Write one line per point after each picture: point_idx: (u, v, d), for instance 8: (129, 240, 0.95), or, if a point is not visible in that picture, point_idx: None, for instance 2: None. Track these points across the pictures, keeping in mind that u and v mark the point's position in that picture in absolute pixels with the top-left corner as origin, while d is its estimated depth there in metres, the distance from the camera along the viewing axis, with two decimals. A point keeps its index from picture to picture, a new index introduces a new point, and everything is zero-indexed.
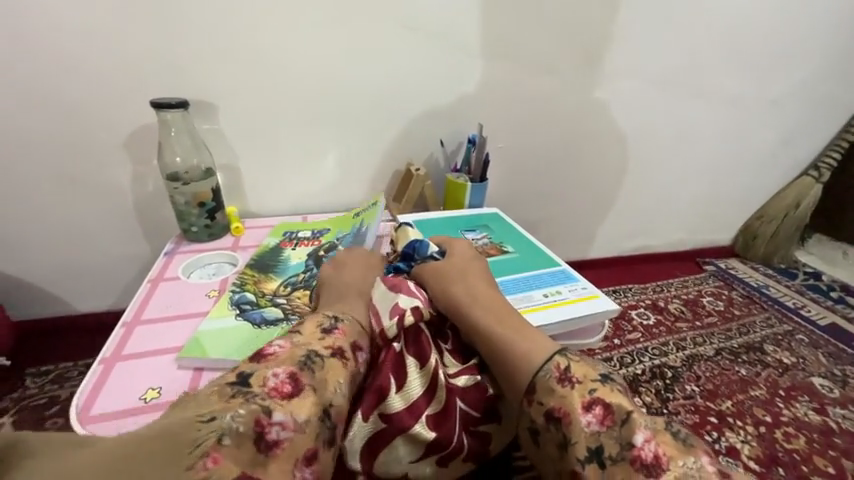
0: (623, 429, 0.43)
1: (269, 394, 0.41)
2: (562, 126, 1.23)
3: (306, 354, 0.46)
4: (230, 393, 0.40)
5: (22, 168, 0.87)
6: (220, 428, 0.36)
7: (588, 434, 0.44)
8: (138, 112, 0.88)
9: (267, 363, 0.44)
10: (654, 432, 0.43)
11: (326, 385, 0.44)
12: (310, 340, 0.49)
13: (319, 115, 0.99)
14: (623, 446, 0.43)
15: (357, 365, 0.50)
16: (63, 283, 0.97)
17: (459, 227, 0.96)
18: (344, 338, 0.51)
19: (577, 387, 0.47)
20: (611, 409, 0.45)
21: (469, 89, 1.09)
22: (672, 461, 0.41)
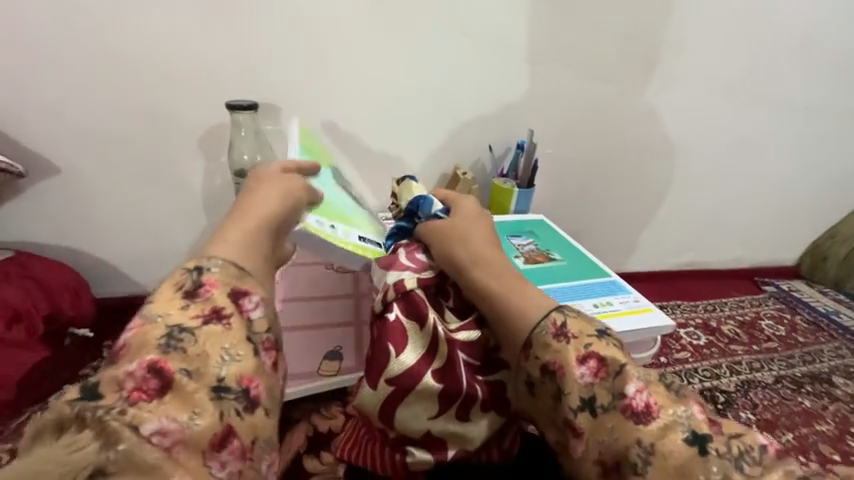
0: (617, 381, 0.48)
1: (135, 396, 0.36)
2: (615, 133, 1.20)
3: (164, 338, 0.40)
4: (82, 409, 0.34)
5: (111, 159, 0.96)
6: (89, 450, 0.32)
7: (583, 386, 0.49)
8: (212, 112, 0.96)
9: (120, 363, 0.39)
10: (646, 384, 0.48)
11: (205, 359, 0.41)
12: (171, 313, 0.43)
13: (373, 118, 1.03)
14: (615, 396, 0.47)
15: (246, 313, 0.46)
16: (132, 267, 1.05)
17: (504, 232, 0.96)
18: (217, 294, 0.45)
19: (576, 345, 0.51)
20: (607, 365, 0.49)
21: (520, 95, 1.09)
22: (662, 409, 0.46)
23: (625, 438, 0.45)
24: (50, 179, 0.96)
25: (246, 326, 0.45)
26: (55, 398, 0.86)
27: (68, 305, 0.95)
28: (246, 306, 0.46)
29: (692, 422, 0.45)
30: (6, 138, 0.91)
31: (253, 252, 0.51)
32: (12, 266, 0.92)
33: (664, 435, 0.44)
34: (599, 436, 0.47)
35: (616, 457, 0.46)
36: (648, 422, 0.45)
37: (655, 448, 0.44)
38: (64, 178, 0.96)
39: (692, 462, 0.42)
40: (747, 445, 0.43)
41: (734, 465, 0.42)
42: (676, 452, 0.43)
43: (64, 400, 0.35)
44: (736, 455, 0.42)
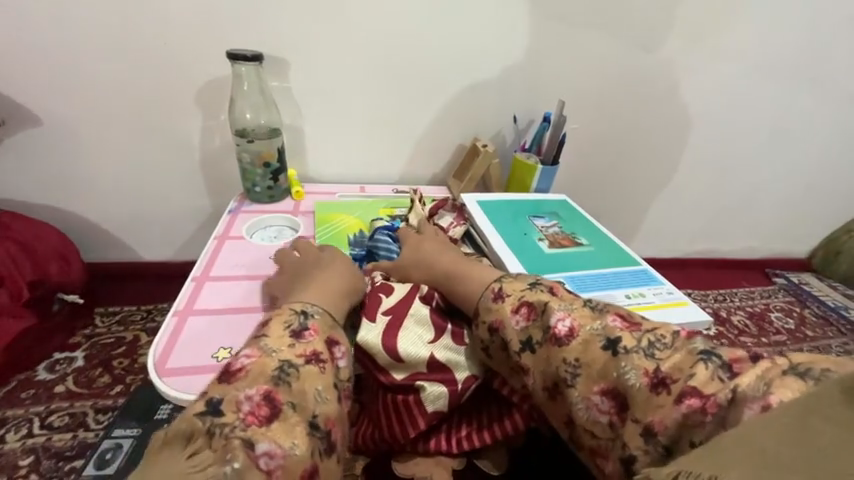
0: (544, 316, 0.49)
1: (248, 423, 0.39)
2: (645, 110, 1.12)
3: (277, 369, 0.43)
4: (206, 431, 0.37)
5: (97, 111, 0.87)
6: (208, 472, 0.34)
7: (517, 330, 0.50)
8: (211, 63, 0.86)
9: (238, 383, 0.41)
10: (569, 310, 0.49)
11: (305, 395, 0.43)
12: (280, 344, 0.46)
13: (389, 79, 0.95)
14: (544, 330, 0.48)
15: (337, 361, 0.48)
16: (123, 232, 0.98)
17: (526, 212, 0.90)
18: (317, 337, 0.48)
19: (508, 297, 0.52)
20: (533, 305, 0.50)
21: (549, 62, 1.00)
22: (582, 328, 0.47)
23: (555, 364, 0.47)
24: (30, 131, 0.87)
25: (334, 373, 0.47)
26: (46, 368, 0.86)
27: (55, 271, 0.88)
28: (337, 353, 0.49)
29: (608, 332, 0.46)
30: None
31: (333, 301, 0.54)
32: None
33: (586, 351, 0.46)
34: (540, 370, 0.48)
35: (554, 383, 0.47)
36: (571, 343, 0.47)
37: (581, 363, 0.45)
38: (47, 130, 0.87)
39: (607, 367, 0.44)
40: (660, 336, 0.44)
41: (645, 357, 0.43)
42: (596, 363, 0.45)
43: (194, 413, 0.38)
44: (649, 348, 0.43)
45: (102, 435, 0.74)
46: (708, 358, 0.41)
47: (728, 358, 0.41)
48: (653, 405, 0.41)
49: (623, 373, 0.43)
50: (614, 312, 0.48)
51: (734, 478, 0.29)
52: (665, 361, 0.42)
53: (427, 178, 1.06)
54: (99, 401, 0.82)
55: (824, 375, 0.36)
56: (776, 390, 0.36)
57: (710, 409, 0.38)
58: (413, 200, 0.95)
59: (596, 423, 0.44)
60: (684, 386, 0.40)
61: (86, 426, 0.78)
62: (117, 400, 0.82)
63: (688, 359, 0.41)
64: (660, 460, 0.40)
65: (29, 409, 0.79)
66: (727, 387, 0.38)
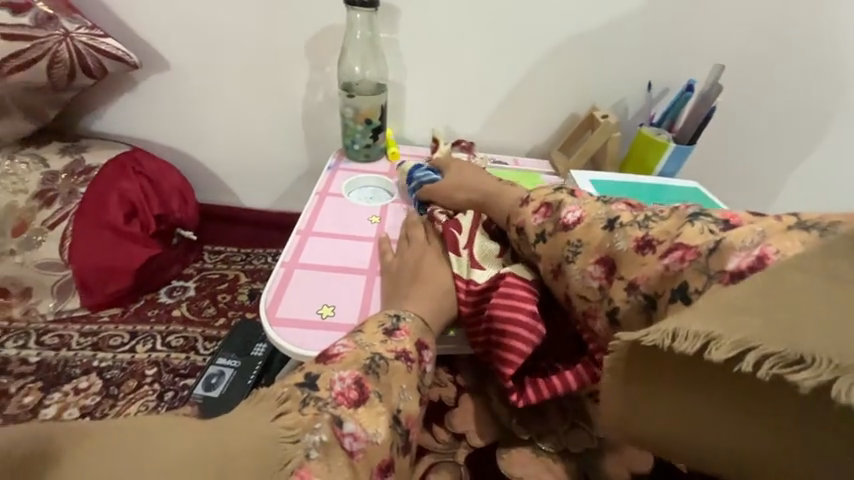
0: (559, 211, 0.53)
1: (338, 402, 0.38)
2: (818, 83, 0.89)
3: (370, 358, 0.42)
4: (301, 400, 0.37)
5: (215, 57, 0.90)
6: (299, 439, 0.35)
7: (535, 226, 0.54)
8: (322, 10, 0.83)
9: (333, 363, 0.41)
10: (581, 204, 0.52)
11: (391, 389, 0.42)
12: (373, 339, 0.45)
13: (502, 35, 0.85)
14: (556, 222, 0.52)
15: (425, 364, 0.46)
16: (230, 179, 1.04)
17: (648, 198, 0.77)
18: (408, 338, 0.46)
19: (532, 201, 0.56)
20: (549, 203, 0.54)
21: (696, 19, 0.84)
22: (587, 214, 0.51)
23: (560, 246, 0.51)
24: (160, 75, 0.92)
25: (420, 376, 0.45)
26: (166, 292, 0.97)
27: (175, 208, 0.96)
28: (425, 357, 0.47)
29: (610, 214, 0.49)
30: (122, 24, 0.88)
31: (427, 305, 0.52)
32: (128, 160, 0.93)
33: (588, 233, 0.50)
34: (550, 256, 0.52)
35: (558, 263, 0.51)
36: (575, 228, 0.51)
37: (583, 242, 0.50)
38: (173, 74, 0.92)
39: (604, 241, 0.48)
40: (658, 211, 0.47)
41: (640, 229, 0.46)
42: (594, 241, 0.49)
43: (292, 382, 0.38)
44: (644, 222, 0.47)
45: (208, 361, 0.82)
46: (698, 218, 0.44)
47: (722, 215, 0.43)
48: (639, 263, 0.45)
49: (616, 242, 0.47)
50: (622, 201, 0.51)
51: (701, 325, 0.35)
52: (654, 229, 0.46)
53: (528, 149, 0.96)
54: (206, 330, 0.91)
55: (835, 225, 0.37)
56: (773, 241, 0.38)
57: (691, 256, 0.42)
58: (515, 173, 0.87)
59: (588, 288, 0.49)
60: (671, 245, 0.44)
61: (196, 350, 0.87)
62: (221, 331, 0.91)
63: (676, 223, 0.45)
64: (641, 309, 0.45)
65: (153, 327, 0.90)
66: (714, 238, 0.41)
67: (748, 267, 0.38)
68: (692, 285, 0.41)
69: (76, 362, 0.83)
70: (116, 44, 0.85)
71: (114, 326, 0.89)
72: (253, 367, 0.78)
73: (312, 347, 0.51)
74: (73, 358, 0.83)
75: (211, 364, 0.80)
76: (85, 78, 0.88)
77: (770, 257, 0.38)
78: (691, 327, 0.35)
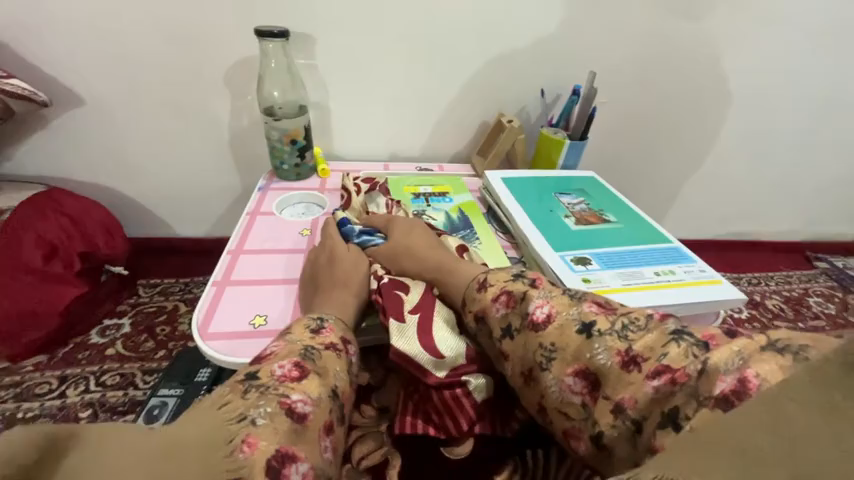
0: (523, 303, 0.50)
1: (280, 383, 0.41)
2: (682, 81, 1.06)
3: (304, 349, 0.46)
4: (242, 389, 0.39)
5: (133, 91, 0.90)
6: (244, 415, 0.37)
7: (499, 318, 0.52)
8: (238, 40, 0.87)
9: (268, 360, 0.44)
10: (548, 298, 0.49)
11: (327, 372, 0.45)
12: (303, 336, 0.48)
13: (413, 54, 0.93)
14: (523, 317, 0.49)
15: (352, 355, 0.51)
16: (162, 209, 1.03)
17: (552, 189, 0.88)
18: (333, 333, 0.50)
19: (490, 286, 0.54)
20: (511, 292, 0.51)
21: (579, 32, 0.96)
22: (559, 313, 0.47)
23: (532, 349, 0.47)
24: (74, 111, 0.91)
25: (350, 363, 0.49)
26: (97, 332, 0.94)
27: (102, 244, 0.94)
28: (351, 350, 0.51)
29: (584, 316, 0.45)
30: (27, 62, 0.86)
31: (348, 310, 0.56)
32: (45, 200, 0.89)
33: (562, 336, 0.45)
34: (519, 357, 0.49)
35: (530, 368, 0.48)
36: (547, 328, 0.47)
37: (556, 346, 0.46)
38: (90, 110, 0.91)
39: (581, 348, 0.44)
40: (634, 318, 0.43)
41: (619, 338, 0.42)
42: (571, 346, 0.45)
43: (233, 379, 0.41)
44: (623, 330, 0.43)
45: (149, 393, 0.81)
46: (680, 336, 0.40)
47: (703, 335, 0.39)
48: (625, 382, 0.40)
49: (595, 353, 0.43)
50: (592, 299, 0.47)
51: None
52: (637, 341, 0.41)
53: (451, 155, 1.06)
54: (145, 364, 0.89)
55: (807, 348, 0.33)
56: (753, 364, 0.34)
57: (681, 379, 0.37)
58: (439, 177, 0.96)
59: (570, 402, 0.44)
60: (657, 364, 0.39)
61: (135, 385, 0.85)
62: (161, 363, 0.89)
63: (660, 339, 0.40)
64: (631, 436, 0.39)
65: (85, 368, 0.86)
66: (701, 361, 0.37)
67: (732, 392, 0.34)
68: (683, 411, 0.36)
69: None
70: (21, 83, 0.83)
71: (40, 373, 0.85)
72: (197, 391, 0.78)
73: (249, 354, 0.54)
74: None
75: (152, 396, 0.78)
76: None
77: (752, 381, 0.34)
78: None
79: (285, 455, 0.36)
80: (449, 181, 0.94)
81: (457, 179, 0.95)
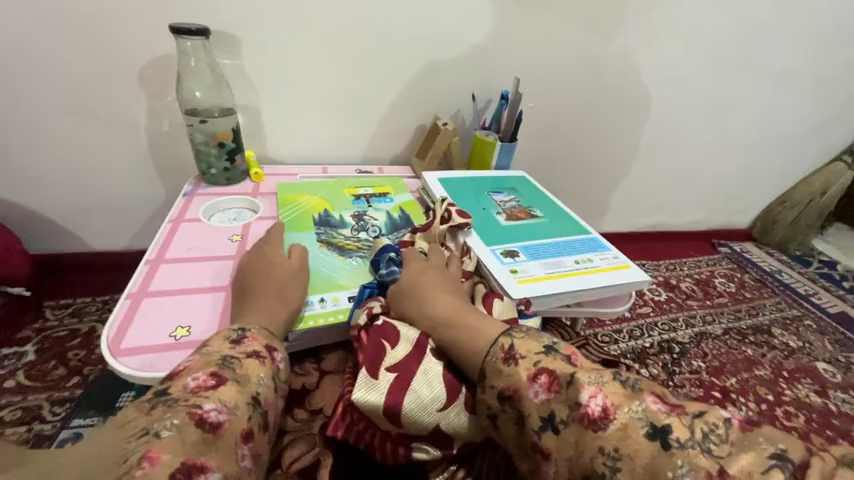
0: (570, 389, 0.41)
1: (193, 394, 0.40)
2: (599, 87, 1.16)
3: (224, 359, 0.44)
4: (148, 407, 0.38)
5: (27, 90, 0.81)
6: (147, 430, 0.35)
7: (538, 405, 0.42)
8: (152, 37, 0.81)
9: (182, 374, 0.42)
10: (600, 384, 0.41)
11: (249, 378, 0.44)
12: (222, 346, 0.46)
13: (345, 58, 0.94)
14: (571, 407, 0.40)
15: (279, 363, 0.49)
16: (70, 222, 0.93)
17: (486, 188, 0.92)
18: (257, 342, 0.48)
19: (522, 360, 0.45)
20: (554, 375, 0.43)
21: (505, 41, 1.02)
22: (618, 409, 0.39)
23: (587, 454, 0.38)
24: None
25: (276, 370, 0.48)
26: None
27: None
28: (277, 358, 0.49)
29: (651, 416, 0.37)
30: None
31: (273, 317, 0.54)
32: None
33: (626, 439, 0.37)
34: (566, 457, 0.40)
35: (584, 476, 0.38)
36: (607, 428, 0.38)
37: (621, 453, 0.37)
38: None
39: (657, 463, 0.35)
40: (713, 423, 0.36)
41: (704, 455, 0.34)
42: (640, 459, 0.36)
43: (139, 398, 0.39)
44: (705, 441, 0.35)
45: (61, 425, 0.72)
46: (779, 460, 0.32)
47: (798, 457, 0.33)
48: None
49: (680, 475, 0.34)
50: (651, 390, 0.40)
51: None
52: (728, 459, 0.33)
53: (391, 158, 1.07)
54: (55, 393, 0.79)
55: None
56: None
57: None
58: (378, 179, 0.97)
59: None
60: None
61: (41, 418, 0.75)
62: (74, 391, 0.80)
63: (757, 459, 0.33)
64: None
65: None
66: None
67: None
68: None
69: None
70: None
71: None
72: None
73: (164, 368, 0.50)
74: None
75: (64, 428, 0.71)
76: None
77: None
78: None
79: (191, 467, 0.35)
80: (389, 181, 0.95)
81: (397, 180, 0.96)
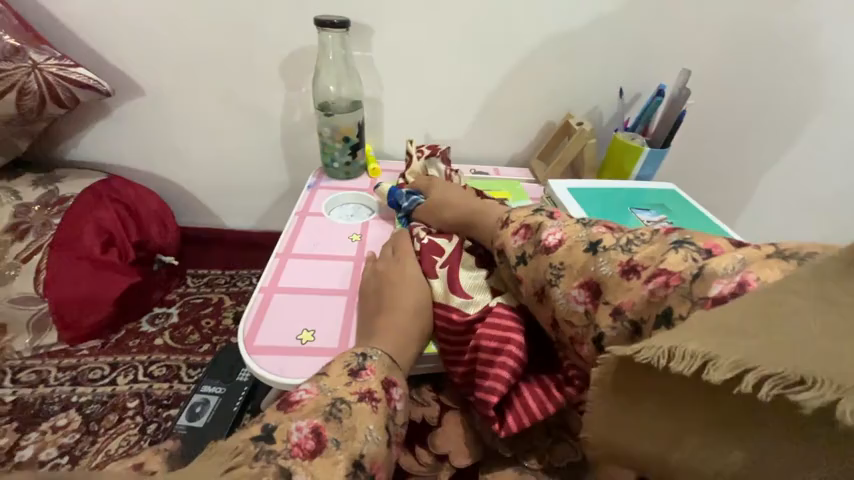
0: (538, 233, 0.49)
1: (293, 453, 0.36)
2: (787, 81, 0.91)
3: (333, 403, 0.41)
4: (253, 453, 0.35)
5: (189, 82, 0.90)
6: None
7: (515, 248, 0.51)
8: (295, 31, 0.83)
9: (291, 412, 0.39)
10: (561, 226, 0.48)
11: (355, 434, 0.40)
12: (337, 383, 0.43)
13: (476, 48, 0.86)
14: (537, 243, 0.49)
15: (392, 406, 0.44)
16: (211, 202, 1.04)
17: (626, 203, 0.78)
18: (373, 377, 0.45)
19: (512, 222, 0.54)
20: (528, 225, 0.51)
21: (665, 26, 0.85)
22: (570, 236, 0.46)
23: (541, 270, 0.47)
24: (135, 100, 0.92)
25: (387, 415, 0.43)
26: (148, 320, 0.95)
27: (155, 234, 0.96)
28: (393, 396, 0.45)
29: (591, 237, 0.45)
30: (93, 51, 0.87)
31: (403, 337, 0.51)
32: (106, 189, 0.92)
33: (571, 255, 0.45)
34: (531, 278, 0.48)
35: (541, 287, 0.47)
36: (558, 250, 0.46)
37: (565, 265, 0.45)
38: (150, 101, 0.92)
39: (586, 265, 0.43)
40: (640, 234, 0.43)
41: (623, 253, 0.42)
42: (578, 264, 0.44)
43: (246, 434, 0.36)
44: (627, 246, 0.42)
45: (193, 389, 0.81)
46: (682, 245, 0.39)
47: (707, 245, 0.38)
48: (624, 289, 0.40)
49: (599, 267, 0.42)
50: (603, 224, 0.47)
51: (697, 344, 0.28)
52: (638, 252, 0.41)
53: (509, 159, 0.98)
54: (190, 357, 0.89)
55: (813, 254, 0.33)
56: (754, 268, 0.34)
57: (675, 282, 0.37)
58: (496, 182, 0.88)
59: (574, 313, 0.43)
60: (655, 270, 0.39)
61: (180, 378, 0.86)
62: (205, 357, 0.90)
63: (660, 248, 0.40)
64: (630, 336, 0.39)
65: (134, 357, 0.88)
66: (698, 266, 0.37)
67: (730, 292, 0.33)
68: (677, 310, 0.36)
69: (54, 399, 0.81)
70: (88, 73, 0.85)
71: (94, 358, 0.87)
72: (238, 392, 0.77)
73: (294, 375, 0.49)
74: (51, 394, 0.81)
75: (195, 392, 0.78)
76: (56, 107, 0.87)
77: (752, 284, 0.33)
78: (687, 347, 0.28)
79: None
80: (507, 186, 0.87)
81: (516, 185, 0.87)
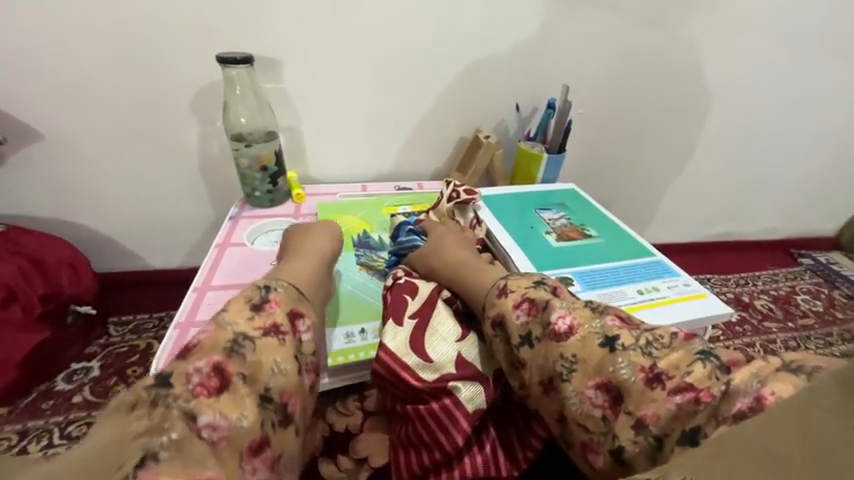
0: (545, 313, 0.49)
1: (195, 393, 0.39)
2: (656, 86, 1.06)
3: (235, 339, 0.44)
4: (151, 399, 0.38)
5: (94, 123, 0.87)
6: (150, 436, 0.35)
7: (518, 325, 0.50)
8: (202, 67, 0.85)
9: (189, 356, 0.42)
10: (570, 309, 0.48)
11: (261, 366, 0.44)
12: (238, 317, 0.46)
13: (384, 74, 0.92)
14: (545, 327, 0.48)
15: (298, 335, 0.49)
16: (130, 243, 0.99)
17: (532, 205, 0.86)
18: (278, 309, 0.49)
19: (512, 292, 0.53)
20: (533, 300, 0.50)
21: (549, 45, 0.96)
22: (581, 326, 0.46)
23: (552, 360, 0.47)
24: (33, 146, 0.87)
25: (295, 346, 0.48)
26: (64, 378, 0.88)
27: (66, 283, 0.90)
28: (298, 327, 0.50)
29: (607, 330, 0.45)
30: None
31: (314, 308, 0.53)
32: (4, 243, 0.86)
33: (583, 347, 0.45)
34: (538, 365, 0.48)
35: (550, 378, 0.47)
36: (569, 340, 0.46)
37: (577, 358, 0.45)
38: (51, 145, 0.88)
39: (603, 361, 0.44)
40: (659, 335, 0.44)
41: (642, 354, 0.42)
42: (594, 359, 0.44)
43: (141, 384, 0.39)
44: (647, 347, 0.43)
45: None
46: (706, 357, 0.40)
47: (728, 358, 0.40)
48: (647, 399, 0.40)
49: (619, 368, 0.43)
50: (614, 312, 0.47)
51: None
52: (661, 359, 0.41)
53: (431, 173, 1.04)
54: None
55: (817, 370, 0.35)
56: (771, 383, 0.35)
57: (705, 398, 0.38)
58: (418, 195, 0.94)
59: (589, 417, 0.44)
60: (680, 382, 0.40)
61: None
62: None
63: (686, 357, 0.41)
64: (651, 452, 0.40)
65: (48, 420, 0.81)
66: (723, 382, 0.38)
67: (750, 410, 0.35)
68: (704, 430, 0.37)
69: None
70: None
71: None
72: None
73: None
74: None
75: None
76: None
77: (768, 399, 0.35)
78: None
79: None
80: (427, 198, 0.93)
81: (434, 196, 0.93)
